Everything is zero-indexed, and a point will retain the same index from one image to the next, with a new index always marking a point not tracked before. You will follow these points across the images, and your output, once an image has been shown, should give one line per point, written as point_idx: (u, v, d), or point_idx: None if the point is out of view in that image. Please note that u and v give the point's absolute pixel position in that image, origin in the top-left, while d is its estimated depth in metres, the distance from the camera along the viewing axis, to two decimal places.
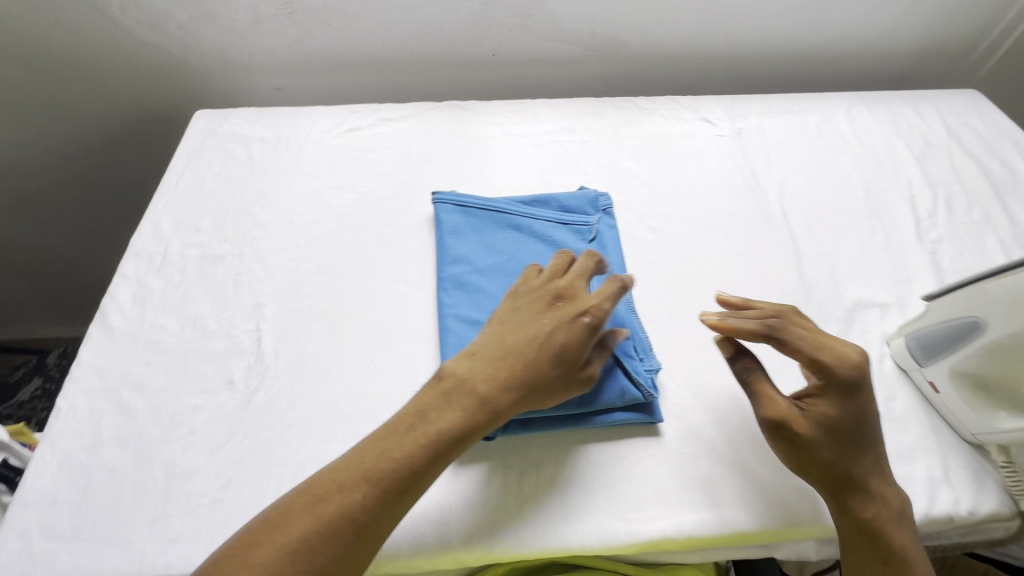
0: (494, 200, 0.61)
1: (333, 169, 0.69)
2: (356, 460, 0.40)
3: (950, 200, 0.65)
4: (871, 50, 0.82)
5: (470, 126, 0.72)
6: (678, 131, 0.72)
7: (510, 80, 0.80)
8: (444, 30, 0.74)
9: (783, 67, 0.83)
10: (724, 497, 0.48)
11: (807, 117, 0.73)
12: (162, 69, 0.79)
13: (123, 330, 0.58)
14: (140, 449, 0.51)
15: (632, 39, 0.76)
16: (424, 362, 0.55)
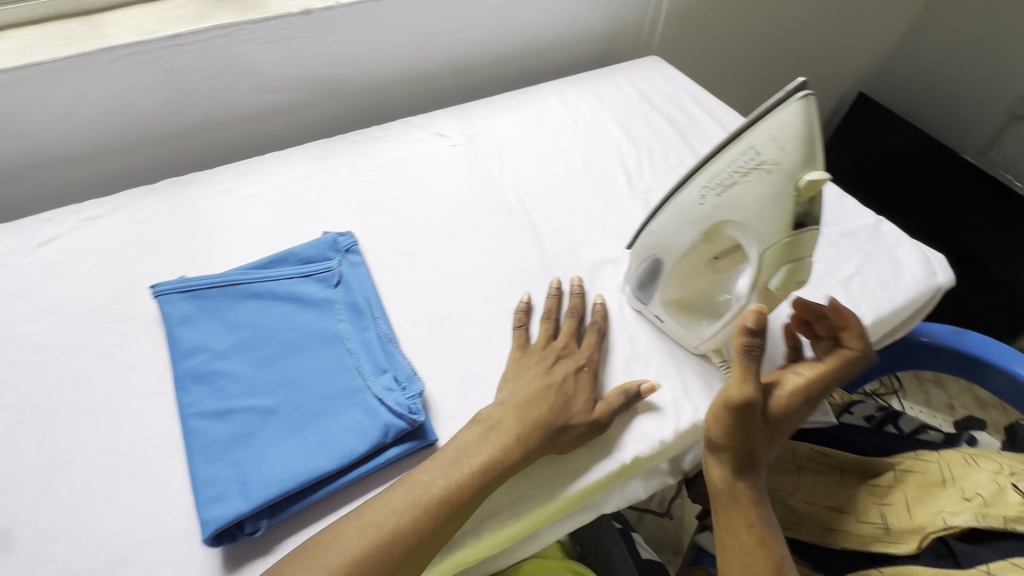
0: (223, 273, 0.51)
1: (27, 293, 0.59)
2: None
3: (651, 153, 0.72)
4: (568, 41, 0.87)
5: (198, 198, 0.69)
6: (413, 149, 0.75)
7: (238, 141, 0.75)
8: (137, 105, 0.67)
9: (500, 73, 0.85)
10: (538, 480, 0.46)
11: (524, 110, 0.78)
12: None
13: None
14: None
15: (349, 73, 0.74)
16: (177, 475, 0.45)
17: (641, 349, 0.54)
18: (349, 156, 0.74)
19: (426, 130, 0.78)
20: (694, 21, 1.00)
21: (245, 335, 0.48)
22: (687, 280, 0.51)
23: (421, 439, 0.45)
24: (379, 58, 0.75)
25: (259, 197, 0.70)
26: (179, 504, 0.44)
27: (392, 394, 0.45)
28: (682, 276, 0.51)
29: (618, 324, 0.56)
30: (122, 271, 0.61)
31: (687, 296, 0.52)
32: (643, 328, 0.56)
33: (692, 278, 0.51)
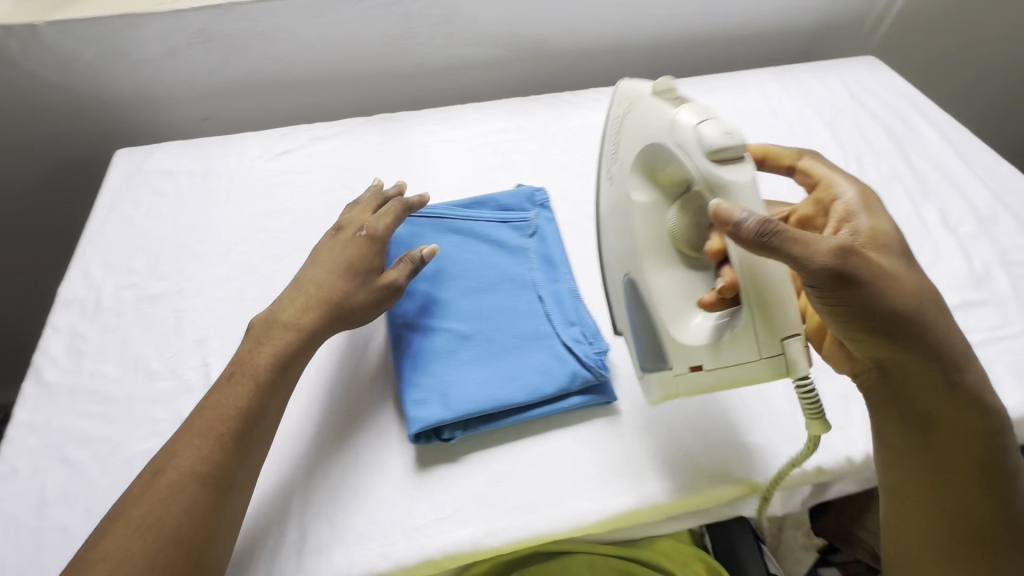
0: (438, 208, 0.74)
1: (268, 194, 0.85)
2: (197, 425, 0.55)
3: (860, 158, 0.91)
4: (765, 33, 1.14)
5: (405, 135, 0.93)
6: (606, 121, 0.97)
7: (438, 86, 1.05)
8: (362, 42, 0.96)
9: (682, 59, 1.14)
10: (675, 464, 0.59)
11: (726, 97, 1.00)
12: (82, 103, 0.98)
13: (60, 384, 0.65)
14: (90, 503, 0.57)
15: (549, 36, 1.03)
16: (378, 377, 0.65)
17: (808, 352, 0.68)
18: (542, 119, 0.96)
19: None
20: (885, 19, 1.19)
21: (460, 263, 0.70)
22: (648, 244, 0.57)
23: (602, 394, 0.63)
24: (576, 21, 1.02)
25: (458, 142, 0.92)
26: (385, 392, 0.64)
27: (582, 346, 0.64)
28: (659, 239, 0.57)
29: None
30: (347, 198, 0.85)
31: (649, 271, 0.56)
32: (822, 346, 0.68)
33: (661, 243, 0.57)
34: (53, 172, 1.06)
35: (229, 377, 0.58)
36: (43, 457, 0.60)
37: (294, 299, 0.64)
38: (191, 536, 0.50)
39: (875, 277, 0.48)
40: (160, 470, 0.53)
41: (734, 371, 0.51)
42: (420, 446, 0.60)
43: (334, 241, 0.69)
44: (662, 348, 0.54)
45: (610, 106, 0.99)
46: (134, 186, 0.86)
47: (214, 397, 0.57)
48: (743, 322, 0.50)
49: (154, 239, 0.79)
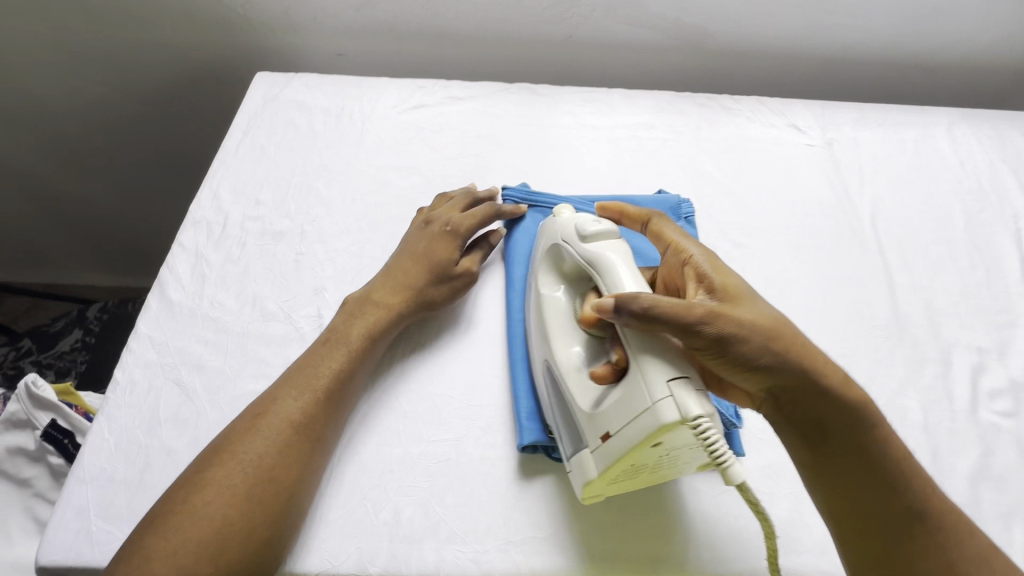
0: (572, 202, 0.74)
1: (399, 148, 0.82)
2: (292, 381, 0.54)
3: None
4: (958, 68, 0.99)
5: (545, 112, 0.87)
6: (766, 136, 0.87)
7: (582, 62, 1.00)
8: (518, 3, 0.91)
9: (857, 77, 1.01)
10: (801, 543, 0.55)
11: (905, 134, 0.88)
12: (228, 18, 0.97)
13: (182, 304, 0.65)
14: (197, 433, 0.56)
15: (714, 32, 0.94)
16: (489, 365, 0.63)
17: (972, 454, 0.60)
18: (694, 122, 0.88)
19: (782, 118, 0.89)
20: None
21: None
22: (555, 327, 0.58)
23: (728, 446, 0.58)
24: (754, 16, 0.91)
25: (600, 130, 0.86)
26: (493, 381, 0.62)
27: None
28: (562, 326, 0.58)
29: (951, 435, 0.61)
30: (478, 168, 0.80)
31: (560, 349, 0.56)
32: (1001, 447, 0.60)
33: (568, 328, 0.57)
34: (194, 79, 1.09)
35: (324, 344, 0.57)
36: (158, 376, 0.60)
37: (386, 282, 0.63)
38: (284, 482, 0.48)
39: (738, 333, 0.46)
40: (260, 415, 0.51)
41: (634, 429, 0.46)
42: (524, 454, 0.57)
43: (422, 234, 0.67)
44: (579, 429, 0.52)
45: (770, 119, 0.89)
46: (270, 114, 0.84)
47: (308, 360, 0.56)
48: (626, 392, 0.47)
49: (284, 172, 0.78)
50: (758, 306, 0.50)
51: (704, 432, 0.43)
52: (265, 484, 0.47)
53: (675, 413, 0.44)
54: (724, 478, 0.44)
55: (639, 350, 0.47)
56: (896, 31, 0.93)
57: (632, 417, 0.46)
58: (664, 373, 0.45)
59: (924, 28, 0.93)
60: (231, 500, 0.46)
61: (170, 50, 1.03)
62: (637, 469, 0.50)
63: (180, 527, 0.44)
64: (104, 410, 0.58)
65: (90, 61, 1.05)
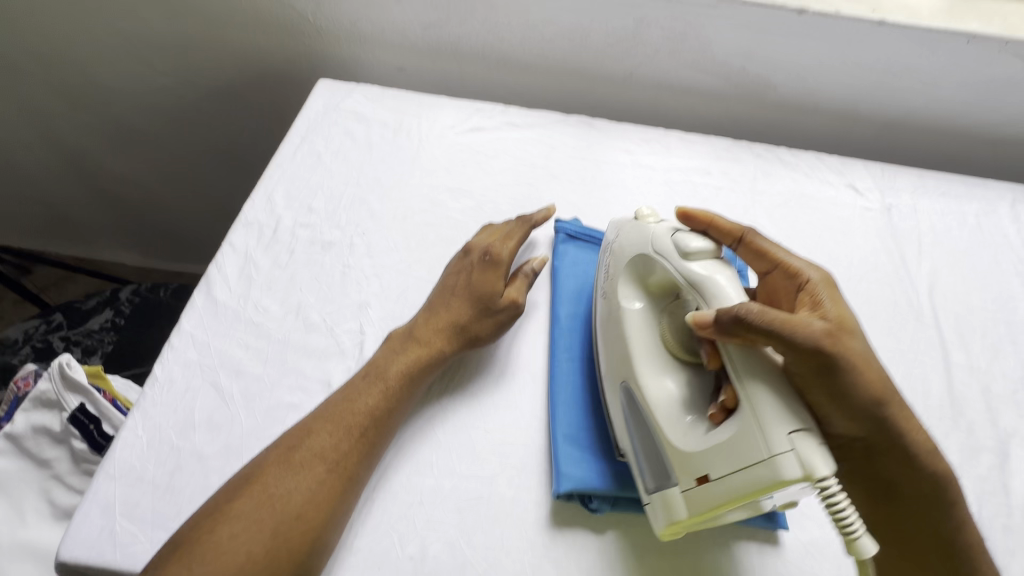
0: None
1: (453, 169, 0.82)
2: (326, 413, 0.53)
3: None
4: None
5: (601, 147, 0.87)
6: (823, 194, 0.85)
7: (639, 98, 0.99)
8: (584, 38, 0.91)
9: (920, 142, 1.00)
10: None
11: (967, 207, 0.86)
12: (296, 25, 0.99)
13: (226, 305, 0.65)
14: (231, 441, 0.56)
15: (777, 83, 0.93)
16: (527, 403, 0.61)
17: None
18: (750, 173, 0.86)
19: (840, 177, 0.88)
20: None
21: None
22: (641, 347, 0.56)
23: (771, 520, 0.55)
24: (823, 72, 0.90)
25: (655, 171, 0.85)
26: (530, 421, 0.60)
27: None
28: (648, 348, 0.56)
29: (1011, 535, 0.57)
30: (531, 197, 0.80)
31: (646, 377, 0.55)
32: None
33: (655, 350, 0.56)
34: (256, 80, 1.11)
35: (364, 377, 0.57)
36: (196, 376, 0.59)
37: (426, 319, 0.61)
38: (313, 521, 0.47)
39: (845, 370, 0.48)
40: (295, 445, 0.51)
41: (744, 478, 0.45)
42: (558, 499, 0.55)
43: (461, 265, 0.66)
44: (667, 464, 0.51)
45: (828, 177, 0.87)
46: (330, 122, 0.85)
47: (347, 393, 0.55)
48: (737, 437, 0.46)
49: (339, 181, 0.78)
50: (871, 355, 0.50)
51: (828, 490, 0.43)
52: (292, 524, 0.47)
53: (797, 470, 0.43)
54: (851, 551, 0.43)
55: (739, 359, 0.47)
56: (965, 102, 0.92)
57: (740, 463, 0.45)
58: (784, 424, 0.44)
59: (990, 102, 0.91)
60: (257, 536, 0.45)
61: (236, 49, 1.06)
62: (728, 516, 0.49)
63: (207, 556, 0.44)
64: (140, 406, 0.57)
65: (158, 51, 1.07)
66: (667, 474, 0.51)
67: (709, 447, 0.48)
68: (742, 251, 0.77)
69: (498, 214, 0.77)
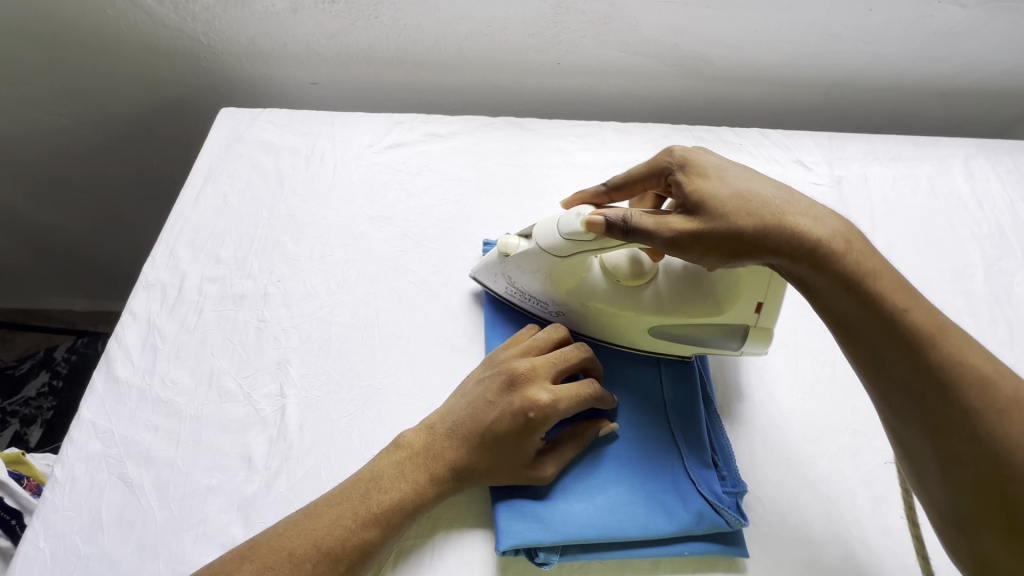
0: None
1: (374, 194, 0.76)
2: (306, 529, 0.46)
3: None
4: (974, 92, 0.93)
5: (533, 150, 0.81)
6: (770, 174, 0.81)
7: (572, 86, 0.93)
8: (503, 31, 0.85)
9: (870, 102, 0.95)
10: None
11: (918, 169, 0.83)
12: (192, 47, 0.91)
13: (130, 383, 0.59)
14: (144, 540, 0.51)
15: (712, 58, 0.88)
16: None
17: None
18: None
19: (786, 153, 0.83)
20: None
21: None
22: (626, 301, 0.58)
23: (727, 547, 0.52)
24: (759, 42, 0.85)
25: (591, 169, 0.80)
26: None
27: (710, 481, 0.54)
28: (633, 298, 0.58)
29: None
30: (459, 214, 0.74)
31: (647, 307, 0.57)
32: None
33: (635, 296, 0.58)
34: (162, 108, 1.02)
35: (362, 494, 0.48)
36: (102, 470, 0.54)
37: (444, 452, 0.51)
38: None
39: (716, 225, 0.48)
40: (272, 567, 0.44)
41: (775, 282, 0.54)
42: (505, 556, 0.51)
43: (496, 410, 0.51)
44: (727, 324, 0.57)
45: (774, 155, 0.83)
46: (234, 157, 0.78)
47: (335, 503, 0.48)
48: (745, 269, 0.54)
49: (248, 223, 0.72)
50: (732, 197, 0.50)
51: None
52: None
53: None
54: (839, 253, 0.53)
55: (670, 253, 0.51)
56: (909, 57, 0.87)
57: (759, 283, 0.54)
58: None
59: (932, 56, 0.87)
60: None
61: (134, 79, 0.97)
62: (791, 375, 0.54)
63: None
64: (40, 513, 0.52)
65: (49, 92, 0.98)
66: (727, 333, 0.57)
67: (736, 283, 0.55)
68: None
69: (424, 239, 0.71)
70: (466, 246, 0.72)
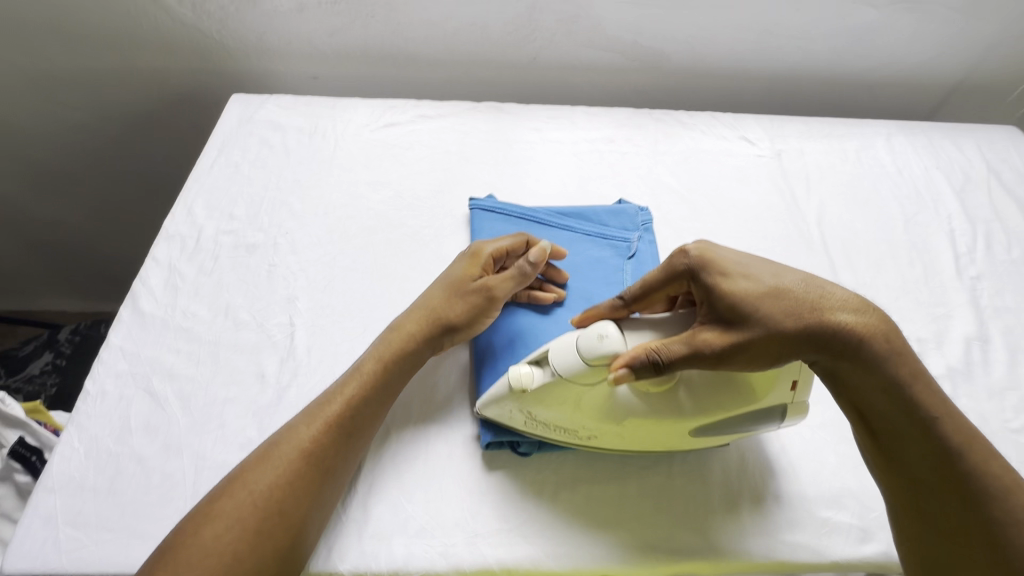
0: (533, 211, 0.76)
1: (371, 164, 0.85)
2: (312, 411, 0.55)
3: (987, 235, 0.84)
4: (895, 83, 1.07)
5: (512, 128, 0.92)
6: (719, 147, 0.92)
7: (547, 79, 1.05)
8: (484, 28, 0.96)
9: (807, 93, 1.08)
10: (758, 525, 0.56)
11: (848, 144, 0.95)
12: (205, 44, 1.01)
13: (154, 315, 0.66)
14: (169, 440, 0.58)
15: (667, 53, 1.00)
16: (459, 368, 0.65)
17: None
18: (653, 136, 0.93)
19: (734, 131, 0.95)
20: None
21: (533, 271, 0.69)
22: (658, 413, 0.52)
23: None
24: (707, 38, 0.98)
25: (563, 144, 0.90)
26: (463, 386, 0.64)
27: None
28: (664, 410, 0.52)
29: None
30: (448, 180, 0.84)
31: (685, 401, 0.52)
32: None
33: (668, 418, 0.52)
34: (172, 102, 1.11)
35: (351, 376, 0.58)
36: (130, 385, 0.61)
37: (403, 326, 0.62)
38: (292, 514, 0.49)
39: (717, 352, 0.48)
40: (278, 445, 0.52)
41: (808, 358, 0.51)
42: (490, 450, 0.59)
43: (452, 294, 0.63)
44: (766, 408, 0.53)
45: (723, 132, 0.94)
46: (245, 134, 0.87)
47: (331, 390, 0.57)
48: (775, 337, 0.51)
49: (258, 187, 0.80)
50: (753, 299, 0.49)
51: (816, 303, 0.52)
52: (284, 521, 0.49)
53: None
54: None
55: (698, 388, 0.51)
56: (837, 51, 1.01)
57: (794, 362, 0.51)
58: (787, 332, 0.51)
59: (856, 50, 1.01)
60: (238, 534, 0.47)
61: (148, 74, 1.06)
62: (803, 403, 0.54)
63: (200, 542, 0.46)
64: (74, 420, 0.58)
65: (68, 87, 1.07)
66: (768, 416, 0.54)
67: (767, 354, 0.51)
68: (648, 206, 0.83)
69: (415, 199, 0.81)
70: (454, 205, 0.81)
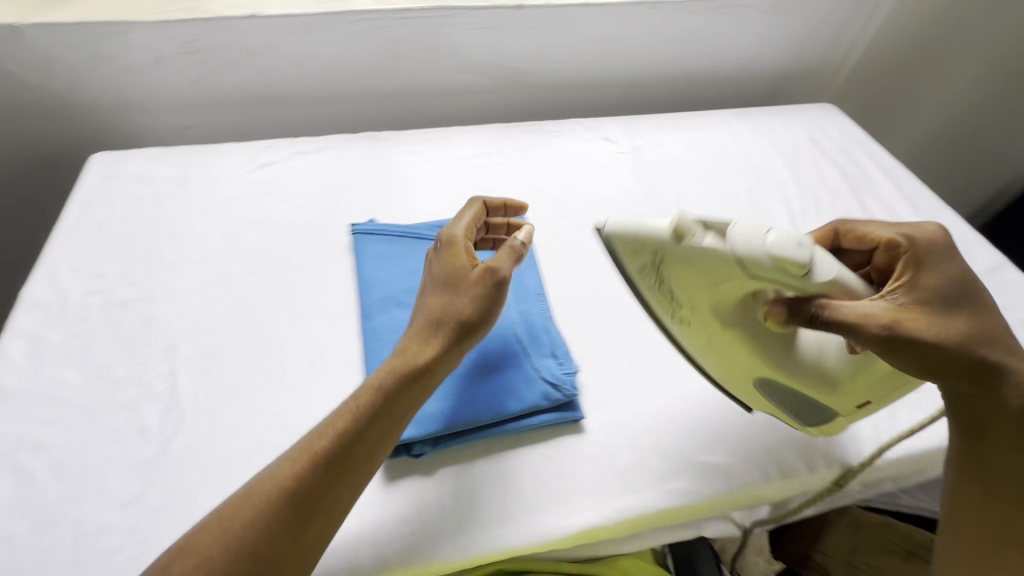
0: (413, 229, 0.80)
1: (249, 204, 0.85)
2: (304, 447, 0.51)
3: (815, 196, 0.97)
4: (730, 78, 1.23)
5: (389, 154, 0.95)
6: (584, 149, 1.01)
7: (421, 104, 1.10)
8: (349, 62, 1.00)
9: (659, 94, 1.21)
10: (641, 483, 0.62)
11: (695, 133, 1.07)
12: (61, 107, 0.98)
13: (17, 388, 0.63)
14: (42, 513, 0.55)
15: (528, 70, 1.09)
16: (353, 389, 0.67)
17: None
18: (523, 146, 1.00)
19: (595, 134, 1.04)
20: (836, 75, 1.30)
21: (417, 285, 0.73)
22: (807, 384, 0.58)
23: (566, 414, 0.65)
24: (561, 53, 1.07)
25: (439, 163, 0.95)
26: None
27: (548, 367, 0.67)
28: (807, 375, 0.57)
29: None
30: (329, 210, 0.86)
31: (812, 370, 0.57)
32: None
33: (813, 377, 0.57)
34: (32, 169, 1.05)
35: (336, 414, 0.53)
36: None
37: (419, 332, 0.58)
38: (252, 565, 0.46)
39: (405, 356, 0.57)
40: (260, 486, 0.49)
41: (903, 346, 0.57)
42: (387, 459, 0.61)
43: (452, 286, 0.59)
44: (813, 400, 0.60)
45: (586, 135, 1.03)
46: (110, 191, 0.85)
47: (319, 429, 0.52)
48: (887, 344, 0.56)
49: (127, 243, 0.78)
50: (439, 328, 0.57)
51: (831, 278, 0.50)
52: (254, 562, 0.46)
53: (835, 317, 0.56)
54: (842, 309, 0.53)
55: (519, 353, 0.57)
56: (675, 55, 1.14)
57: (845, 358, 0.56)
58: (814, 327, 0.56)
59: (690, 53, 1.15)
60: None
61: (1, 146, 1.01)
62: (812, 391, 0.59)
63: None
64: None
65: None
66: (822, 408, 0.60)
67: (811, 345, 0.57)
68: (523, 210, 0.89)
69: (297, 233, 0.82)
70: (336, 233, 0.83)
